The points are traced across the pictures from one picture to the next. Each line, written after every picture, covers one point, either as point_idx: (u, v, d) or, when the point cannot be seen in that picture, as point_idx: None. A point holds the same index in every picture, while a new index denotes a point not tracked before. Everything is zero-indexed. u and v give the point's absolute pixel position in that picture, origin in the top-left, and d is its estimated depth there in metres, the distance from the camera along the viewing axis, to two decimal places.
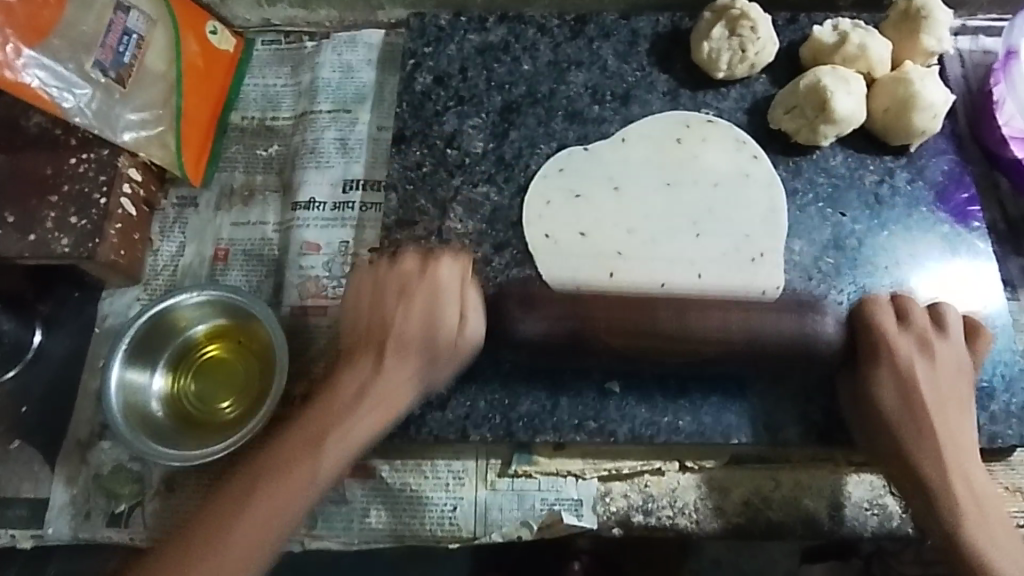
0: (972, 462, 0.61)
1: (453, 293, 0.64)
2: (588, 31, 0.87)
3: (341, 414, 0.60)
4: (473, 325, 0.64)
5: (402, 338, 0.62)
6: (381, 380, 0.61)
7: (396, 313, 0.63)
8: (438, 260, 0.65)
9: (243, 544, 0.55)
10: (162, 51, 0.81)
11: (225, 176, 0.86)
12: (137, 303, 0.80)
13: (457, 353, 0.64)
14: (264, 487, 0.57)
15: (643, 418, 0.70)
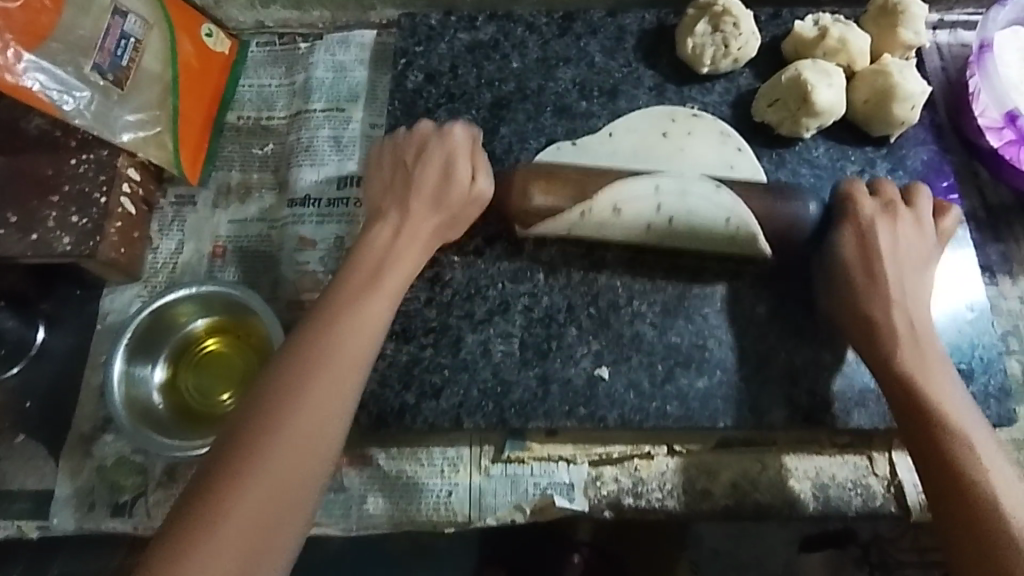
0: (957, 394, 0.62)
1: (464, 158, 0.71)
2: (576, 28, 0.89)
3: (387, 253, 0.67)
4: (484, 182, 0.71)
5: (421, 188, 0.70)
6: (399, 252, 0.67)
7: (414, 166, 0.71)
8: (452, 125, 0.73)
9: (310, 423, 0.56)
10: (158, 53, 0.83)
11: (221, 175, 0.88)
12: (138, 299, 0.82)
13: (470, 203, 0.71)
14: (315, 369, 0.58)
15: (632, 404, 0.72)
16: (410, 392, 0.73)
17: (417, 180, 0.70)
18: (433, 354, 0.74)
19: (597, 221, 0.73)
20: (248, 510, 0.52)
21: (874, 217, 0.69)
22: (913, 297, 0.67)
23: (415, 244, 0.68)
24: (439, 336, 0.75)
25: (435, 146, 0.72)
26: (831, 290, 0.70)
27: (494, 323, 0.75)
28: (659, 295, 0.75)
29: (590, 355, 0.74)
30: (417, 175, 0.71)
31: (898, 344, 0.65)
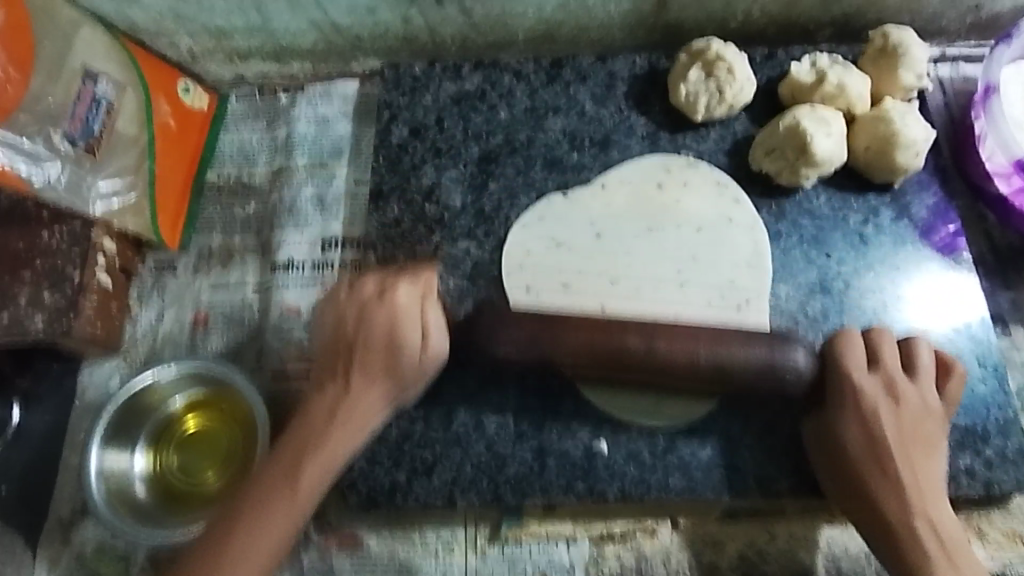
0: (936, 495, 0.62)
1: (412, 317, 0.66)
2: (565, 76, 0.86)
3: (320, 437, 0.63)
4: (438, 341, 0.65)
5: (369, 349, 0.65)
6: (361, 402, 0.65)
7: (356, 332, 0.66)
8: (396, 287, 0.67)
9: (262, 549, 0.60)
10: (133, 116, 0.80)
11: (202, 238, 0.85)
12: (117, 373, 0.79)
13: (421, 368, 0.66)
14: (262, 518, 0.60)
15: (633, 477, 0.69)
16: (401, 470, 0.70)
17: (361, 347, 0.65)
18: (424, 429, 0.71)
19: (612, 329, 0.64)
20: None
21: (873, 397, 0.64)
22: (906, 417, 0.64)
23: (369, 397, 0.65)
24: (430, 410, 0.71)
25: (377, 308, 0.66)
26: (811, 394, 0.66)
27: (487, 394, 0.72)
28: None
29: (588, 426, 0.70)
30: (361, 342, 0.65)
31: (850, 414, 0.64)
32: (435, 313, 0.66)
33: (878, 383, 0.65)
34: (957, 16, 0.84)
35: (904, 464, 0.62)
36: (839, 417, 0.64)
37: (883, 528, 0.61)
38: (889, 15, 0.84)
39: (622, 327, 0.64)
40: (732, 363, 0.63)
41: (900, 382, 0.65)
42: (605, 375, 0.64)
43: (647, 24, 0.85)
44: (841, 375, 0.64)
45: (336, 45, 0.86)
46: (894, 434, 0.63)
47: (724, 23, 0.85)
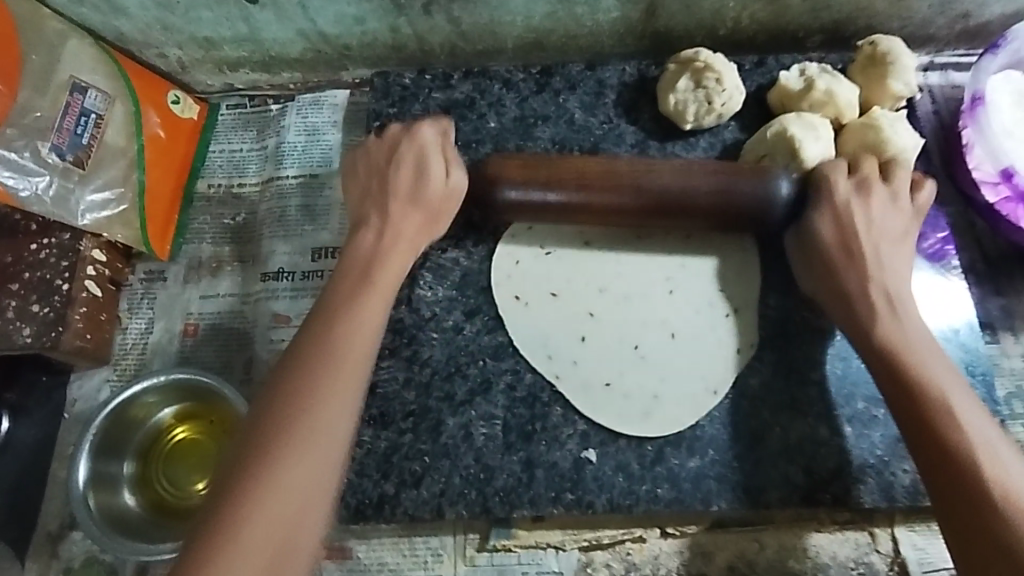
0: (941, 359, 0.62)
1: (436, 150, 0.71)
2: (554, 84, 0.86)
3: (375, 259, 0.66)
4: (457, 176, 0.71)
5: (397, 189, 0.69)
6: (397, 237, 0.68)
7: (389, 168, 0.70)
8: (418, 124, 0.72)
9: (326, 445, 0.54)
10: (121, 127, 0.80)
11: (192, 248, 0.85)
12: (107, 384, 0.79)
13: (447, 199, 0.71)
14: (320, 398, 0.56)
15: (621, 487, 0.69)
16: (389, 482, 0.70)
17: (388, 176, 0.70)
18: (412, 439, 0.71)
19: (604, 166, 0.72)
20: (287, 495, 0.52)
21: (848, 200, 0.68)
22: (888, 264, 0.67)
23: (392, 271, 0.66)
24: (419, 420, 0.71)
25: (405, 146, 0.71)
26: (815, 277, 0.70)
27: (476, 405, 0.72)
28: (645, 376, 0.72)
29: (576, 436, 0.70)
30: (390, 175, 0.70)
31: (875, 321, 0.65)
32: (454, 151, 0.72)
33: (855, 202, 0.68)
34: (945, 24, 0.84)
35: (934, 360, 0.61)
36: (842, 274, 0.67)
37: (925, 431, 0.57)
38: (878, 23, 0.84)
39: (640, 168, 0.71)
40: (723, 194, 0.70)
41: (875, 188, 0.69)
42: (629, 185, 0.70)
43: (636, 32, 0.85)
44: (821, 228, 0.68)
45: (325, 54, 0.86)
46: (880, 285, 0.66)
47: (713, 32, 0.85)
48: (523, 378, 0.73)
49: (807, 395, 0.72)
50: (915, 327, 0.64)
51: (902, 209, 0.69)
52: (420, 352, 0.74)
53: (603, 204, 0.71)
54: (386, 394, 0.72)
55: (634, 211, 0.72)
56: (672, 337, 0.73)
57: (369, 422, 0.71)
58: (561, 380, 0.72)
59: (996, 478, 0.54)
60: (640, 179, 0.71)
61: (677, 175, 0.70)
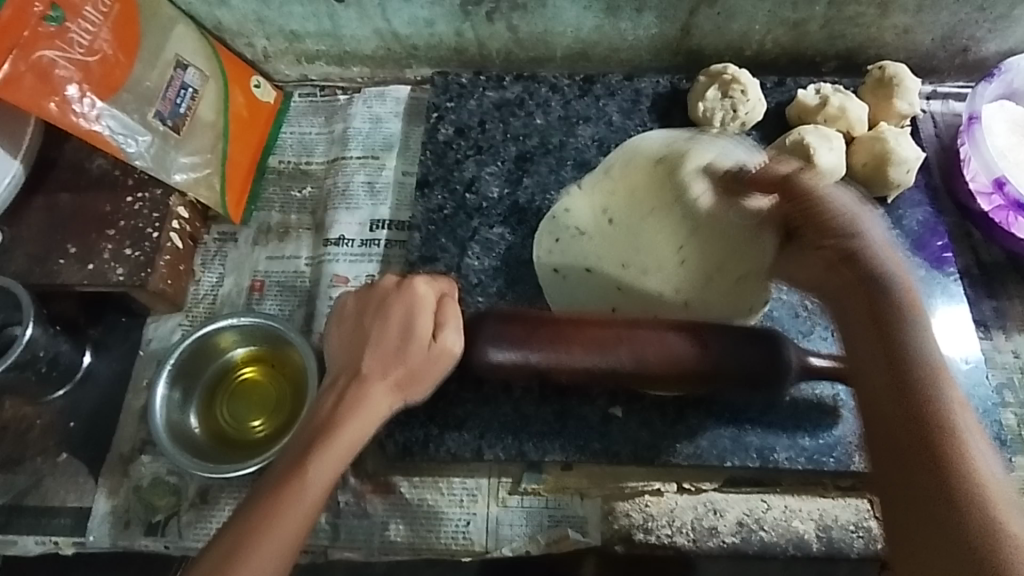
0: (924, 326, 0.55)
1: (427, 307, 0.68)
2: (595, 90, 0.97)
3: (332, 423, 0.62)
4: (450, 338, 0.68)
5: (379, 342, 0.67)
6: (368, 387, 0.65)
7: (375, 325, 0.68)
8: (414, 279, 0.69)
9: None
10: (212, 103, 0.90)
11: (262, 214, 0.94)
12: (178, 328, 0.87)
13: (431, 360, 0.67)
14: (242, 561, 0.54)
15: (645, 442, 0.76)
16: (434, 424, 0.77)
17: (375, 336, 0.67)
18: (457, 388, 0.78)
19: (602, 326, 0.72)
20: None
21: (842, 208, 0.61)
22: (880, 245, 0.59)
23: (362, 424, 0.63)
24: (463, 372, 0.78)
25: (394, 299, 0.68)
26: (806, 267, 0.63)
27: None
28: None
29: (605, 394, 0.78)
30: (375, 330, 0.67)
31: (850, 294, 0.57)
32: (453, 309, 0.68)
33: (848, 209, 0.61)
34: (947, 57, 0.95)
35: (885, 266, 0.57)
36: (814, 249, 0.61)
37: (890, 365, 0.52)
38: (887, 53, 0.95)
39: (601, 332, 0.71)
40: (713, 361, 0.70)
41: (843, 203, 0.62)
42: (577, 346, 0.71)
43: (672, 48, 0.95)
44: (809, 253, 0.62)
45: (394, 52, 0.97)
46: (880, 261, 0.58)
47: (740, 52, 0.95)
48: None
49: None
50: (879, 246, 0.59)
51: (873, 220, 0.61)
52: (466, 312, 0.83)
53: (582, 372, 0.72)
54: None
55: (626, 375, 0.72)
56: None
57: None
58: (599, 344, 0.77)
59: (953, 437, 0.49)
60: (605, 342, 0.71)
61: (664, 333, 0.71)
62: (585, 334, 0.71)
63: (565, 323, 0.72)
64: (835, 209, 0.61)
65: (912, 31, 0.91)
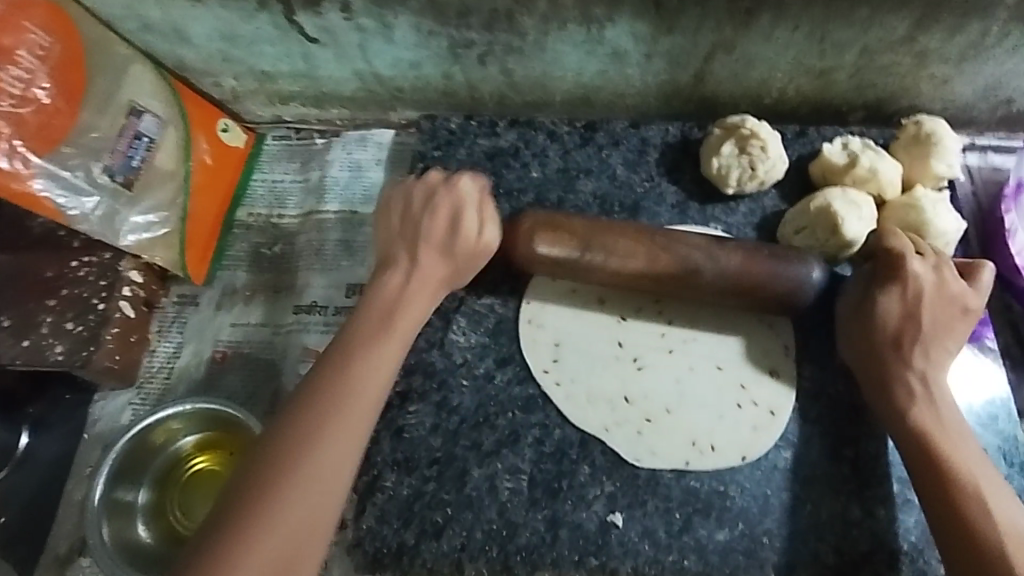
0: (965, 441, 0.62)
1: (472, 205, 0.70)
2: (598, 139, 0.87)
3: (394, 308, 0.66)
4: (492, 234, 0.70)
5: (429, 239, 0.69)
6: (421, 265, 0.68)
7: (423, 217, 0.69)
8: (458, 176, 0.71)
9: (326, 467, 0.56)
10: (173, 151, 0.81)
11: (227, 274, 0.85)
12: (130, 407, 0.78)
13: (475, 254, 0.70)
14: (325, 437, 0.57)
15: (646, 555, 0.67)
16: (409, 531, 0.68)
17: (424, 235, 0.69)
18: (435, 489, 0.70)
19: (659, 246, 0.69)
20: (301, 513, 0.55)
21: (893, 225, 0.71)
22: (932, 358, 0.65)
23: (419, 302, 0.67)
24: (443, 469, 0.71)
25: (442, 195, 0.70)
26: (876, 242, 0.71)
27: (502, 457, 0.71)
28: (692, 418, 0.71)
29: (603, 498, 0.69)
30: (424, 227, 0.69)
31: (911, 319, 0.66)
32: (491, 206, 0.70)
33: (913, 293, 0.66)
34: (989, 108, 0.85)
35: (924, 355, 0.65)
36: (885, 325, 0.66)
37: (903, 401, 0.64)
38: (922, 104, 0.85)
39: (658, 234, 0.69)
40: (764, 278, 0.69)
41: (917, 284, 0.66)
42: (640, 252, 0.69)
43: (683, 95, 0.86)
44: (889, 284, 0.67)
45: (376, 94, 0.88)
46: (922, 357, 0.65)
47: (758, 100, 0.86)
48: (552, 433, 0.72)
49: (842, 476, 0.71)
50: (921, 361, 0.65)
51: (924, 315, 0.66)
52: (449, 398, 0.73)
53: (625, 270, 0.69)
54: (411, 440, 0.72)
55: (650, 278, 0.70)
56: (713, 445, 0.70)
57: (393, 467, 0.71)
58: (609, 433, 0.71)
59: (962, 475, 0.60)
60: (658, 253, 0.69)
61: (703, 256, 0.69)
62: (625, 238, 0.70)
63: (609, 242, 0.69)
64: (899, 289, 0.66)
65: (951, 82, 0.82)
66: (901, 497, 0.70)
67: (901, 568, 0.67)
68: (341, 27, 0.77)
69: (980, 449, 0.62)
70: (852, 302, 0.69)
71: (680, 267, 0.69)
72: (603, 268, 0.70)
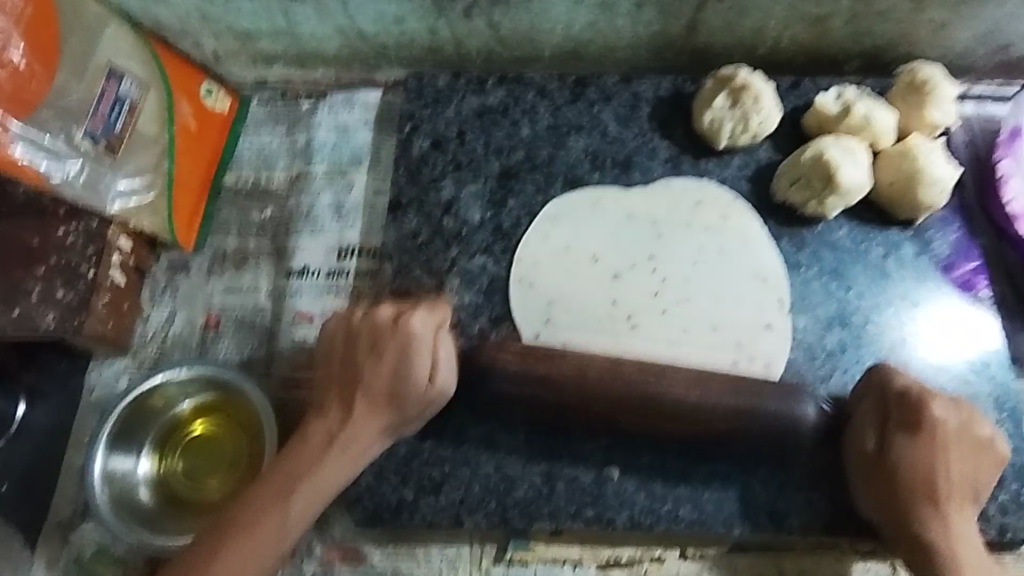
0: (958, 507, 0.62)
1: (421, 349, 0.67)
2: (588, 94, 0.86)
3: (304, 470, 0.63)
4: (443, 382, 0.67)
5: (367, 386, 0.66)
6: (363, 425, 0.65)
7: (368, 360, 0.67)
8: (410, 317, 0.68)
9: (267, 553, 0.61)
10: (154, 115, 0.79)
11: (217, 241, 0.85)
12: (125, 374, 0.79)
13: (424, 402, 0.67)
14: (227, 559, 0.60)
15: (642, 505, 0.68)
16: (408, 487, 0.69)
17: (364, 387, 0.66)
18: (433, 446, 0.70)
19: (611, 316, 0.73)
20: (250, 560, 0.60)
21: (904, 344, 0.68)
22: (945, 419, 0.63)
23: (367, 426, 0.65)
24: (440, 426, 0.71)
25: (387, 340, 0.67)
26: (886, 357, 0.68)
27: (498, 413, 0.72)
28: None
29: (599, 451, 0.70)
30: (364, 381, 0.66)
31: (920, 441, 0.63)
32: (443, 348, 0.67)
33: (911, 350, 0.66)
34: (986, 54, 0.84)
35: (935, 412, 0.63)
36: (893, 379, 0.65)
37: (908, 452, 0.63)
38: (918, 51, 0.84)
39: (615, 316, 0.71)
40: (748, 411, 0.65)
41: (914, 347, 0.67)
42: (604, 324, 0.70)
43: (674, 47, 0.84)
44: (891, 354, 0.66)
45: (361, 53, 0.86)
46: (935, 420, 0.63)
47: (751, 50, 0.84)
48: None
49: None
50: (942, 431, 0.63)
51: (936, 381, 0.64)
52: None
53: (601, 399, 0.66)
54: None
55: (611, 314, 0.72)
56: None
57: None
58: None
59: (939, 539, 0.60)
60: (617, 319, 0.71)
61: (684, 385, 0.66)
62: (632, 384, 0.66)
63: (597, 379, 0.66)
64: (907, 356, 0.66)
65: (948, 27, 0.80)
66: None
67: None
68: None
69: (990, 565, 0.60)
70: (866, 448, 0.65)
71: (644, 378, 0.66)
72: (609, 399, 0.66)
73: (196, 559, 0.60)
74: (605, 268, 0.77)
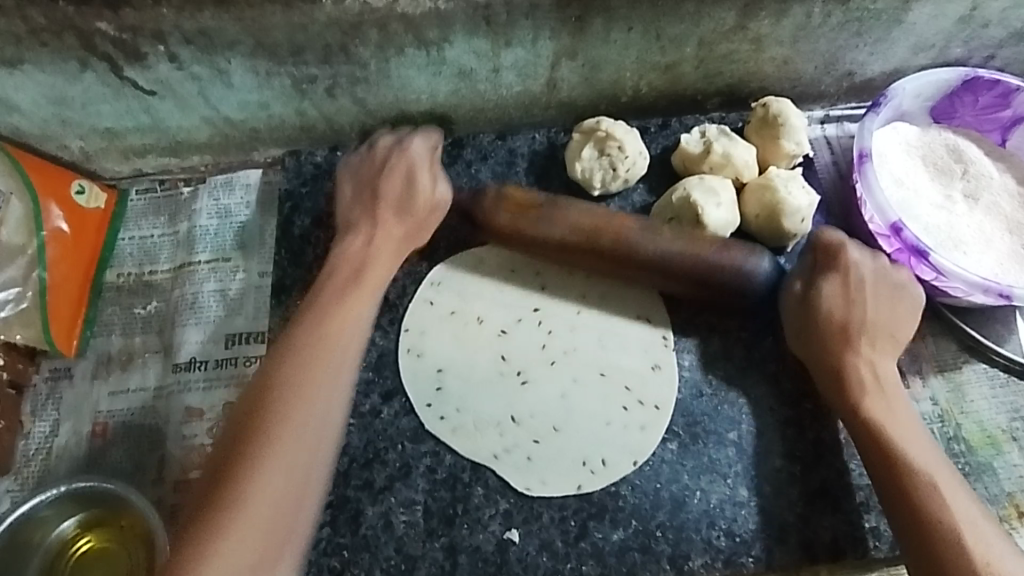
0: (921, 440, 0.66)
1: (425, 164, 0.79)
2: (465, 155, 0.87)
3: (342, 303, 0.71)
4: (430, 184, 0.78)
5: (385, 198, 0.77)
6: (375, 261, 0.75)
7: (378, 180, 0.78)
8: (409, 140, 0.80)
9: (288, 471, 0.61)
10: (20, 223, 0.79)
11: (101, 341, 0.83)
12: (9, 496, 0.77)
13: (428, 210, 0.77)
14: (274, 462, 0.60)
15: (545, 567, 0.68)
16: None
17: (381, 194, 0.77)
18: (331, 534, 0.69)
19: (593, 210, 0.73)
20: (297, 473, 0.61)
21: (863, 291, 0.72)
22: (875, 333, 0.71)
23: (380, 270, 0.75)
24: (337, 512, 0.70)
25: (395, 157, 0.79)
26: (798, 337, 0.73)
27: (395, 491, 0.71)
28: (581, 435, 0.72)
29: (499, 516, 0.70)
30: (382, 189, 0.77)
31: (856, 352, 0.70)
32: (439, 168, 0.79)
33: (839, 310, 0.71)
34: (834, 81, 0.89)
35: (877, 377, 0.69)
36: (842, 362, 0.70)
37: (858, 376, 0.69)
38: (771, 84, 0.88)
39: (591, 223, 0.73)
40: (694, 255, 0.72)
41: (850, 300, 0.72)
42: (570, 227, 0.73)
43: (541, 103, 0.86)
44: (834, 313, 0.71)
45: (233, 138, 0.86)
46: (870, 355, 0.70)
47: (615, 99, 0.87)
48: (443, 459, 0.72)
49: (726, 457, 0.73)
50: (871, 343, 0.71)
51: (870, 337, 0.71)
52: None
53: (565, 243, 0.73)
54: None
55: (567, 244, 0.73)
56: (603, 464, 0.72)
57: None
58: (499, 461, 0.71)
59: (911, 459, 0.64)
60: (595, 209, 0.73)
61: (638, 232, 0.73)
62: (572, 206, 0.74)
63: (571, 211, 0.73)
64: (848, 368, 0.70)
65: (792, 61, 0.84)
66: (784, 471, 0.72)
67: (790, 539, 0.70)
68: (174, 78, 0.76)
69: (938, 461, 0.65)
70: (795, 296, 0.72)
71: (552, 209, 0.73)
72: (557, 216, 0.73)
73: (234, 483, 0.59)
74: (490, 327, 0.77)
